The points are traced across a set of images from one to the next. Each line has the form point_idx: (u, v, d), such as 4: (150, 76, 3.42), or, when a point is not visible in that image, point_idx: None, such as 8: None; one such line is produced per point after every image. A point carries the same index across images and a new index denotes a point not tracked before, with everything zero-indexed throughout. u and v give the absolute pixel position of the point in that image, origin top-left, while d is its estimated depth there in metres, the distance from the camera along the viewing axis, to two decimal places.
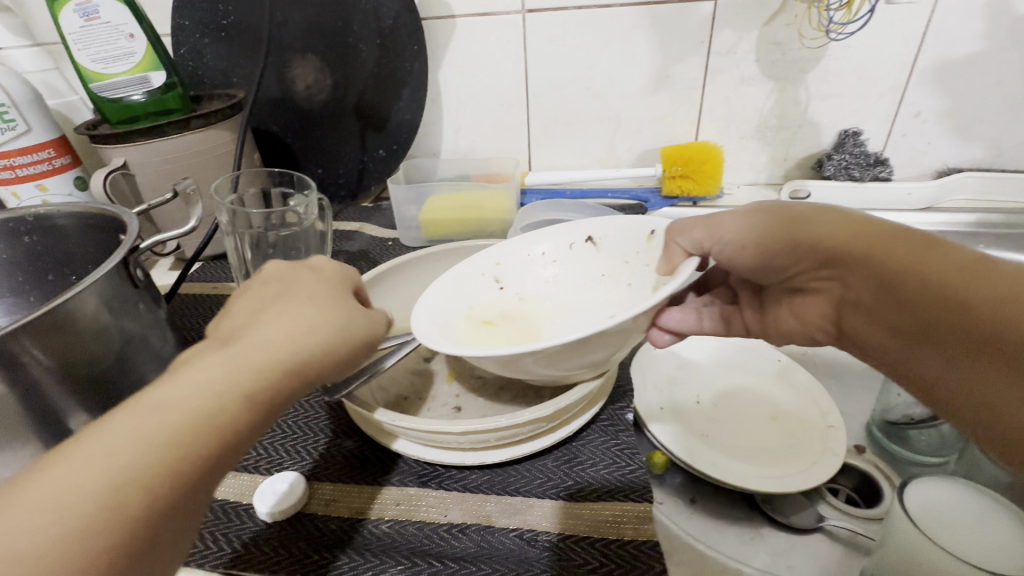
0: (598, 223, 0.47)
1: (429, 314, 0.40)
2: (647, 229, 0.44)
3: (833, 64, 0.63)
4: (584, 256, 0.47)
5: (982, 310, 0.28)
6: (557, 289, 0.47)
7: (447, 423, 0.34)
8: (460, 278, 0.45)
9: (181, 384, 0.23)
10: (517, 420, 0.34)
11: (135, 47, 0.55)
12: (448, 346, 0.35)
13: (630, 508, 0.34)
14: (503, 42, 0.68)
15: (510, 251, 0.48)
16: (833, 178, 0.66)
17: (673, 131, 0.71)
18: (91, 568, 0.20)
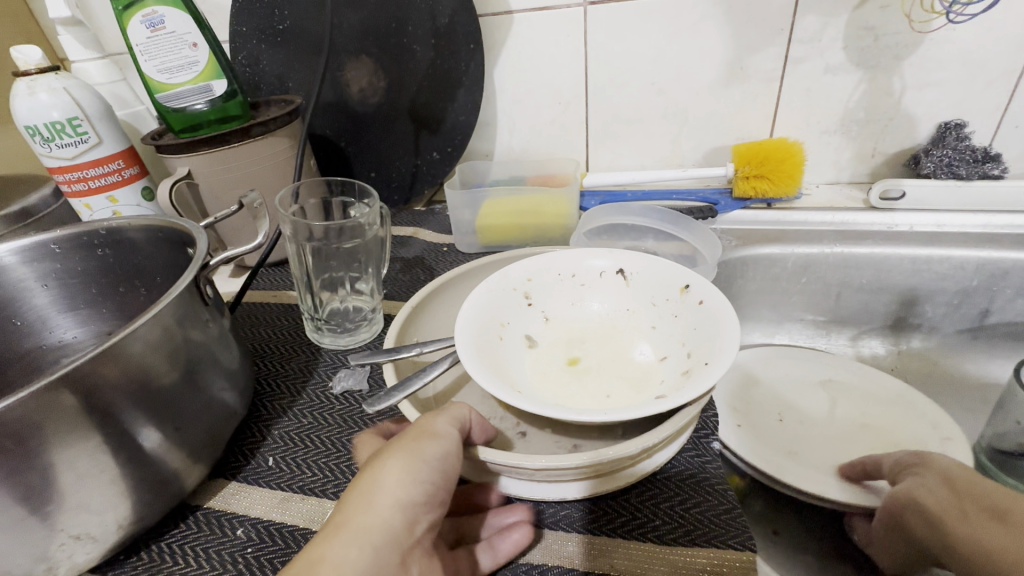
0: (633, 256, 0.45)
1: (470, 339, 0.37)
2: (680, 280, 0.41)
3: (934, 50, 0.57)
4: (612, 288, 0.45)
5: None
6: (581, 315, 0.45)
7: (527, 458, 0.31)
8: (491, 291, 0.41)
9: (363, 528, 0.26)
10: (602, 457, 0.31)
11: (198, 56, 0.55)
12: (494, 389, 0.32)
13: (730, 556, 0.31)
14: (564, 37, 0.65)
15: (542, 265, 0.45)
16: (932, 176, 0.59)
17: (745, 127, 0.66)
18: None
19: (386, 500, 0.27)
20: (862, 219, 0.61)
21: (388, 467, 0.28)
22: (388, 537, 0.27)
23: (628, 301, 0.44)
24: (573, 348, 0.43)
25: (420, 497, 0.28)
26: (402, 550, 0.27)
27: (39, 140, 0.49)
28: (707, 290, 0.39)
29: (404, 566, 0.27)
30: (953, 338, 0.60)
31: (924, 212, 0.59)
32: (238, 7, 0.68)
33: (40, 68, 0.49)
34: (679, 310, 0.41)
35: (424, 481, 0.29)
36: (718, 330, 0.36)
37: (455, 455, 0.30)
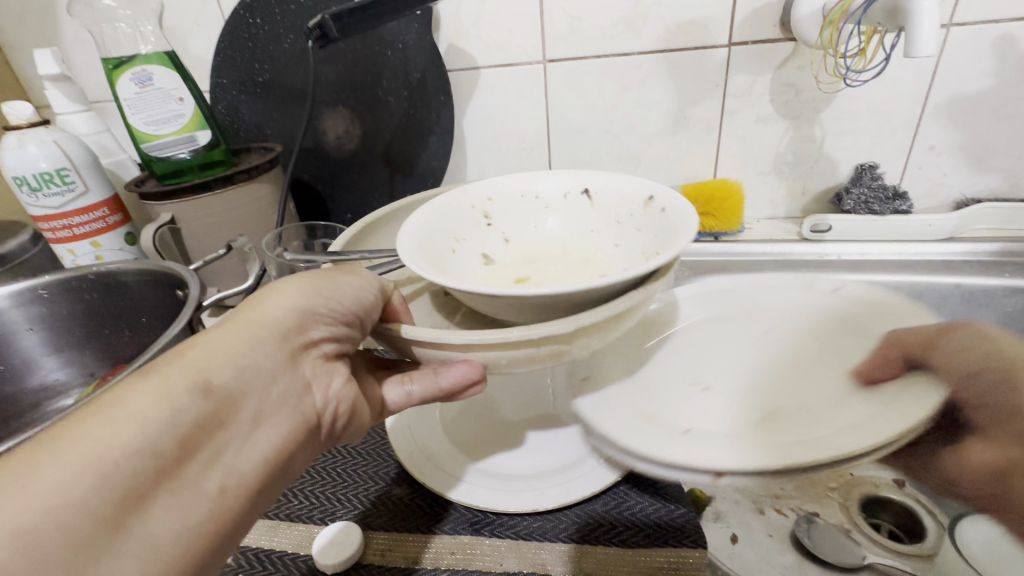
0: (598, 179, 0.50)
1: (417, 238, 0.41)
2: (643, 196, 0.45)
3: (847, 104, 0.65)
4: (576, 209, 0.49)
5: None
6: (541, 236, 0.49)
7: (450, 336, 0.32)
8: (450, 208, 0.47)
9: (252, 321, 0.29)
10: (530, 334, 0.30)
11: (184, 109, 0.58)
12: (427, 273, 0.34)
13: (685, 554, 0.34)
14: (526, 90, 0.72)
15: (504, 191, 0.50)
16: (853, 212, 0.67)
17: (691, 169, 0.73)
18: (155, 433, 0.24)
19: (280, 303, 0.30)
20: (797, 250, 0.68)
21: (288, 287, 0.31)
22: (273, 329, 0.29)
23: (593, 221, 0.49)
24: (530, 262, 0.47)
25: (321, 312, 0.31)
26: (289, 348, 0.30)
27: (26, 190, 0.52)
28: (666, 199, 0.43)
29: (294, 363, 0.30)
30: None
31: (850, 243, 0.67)
32: (219, 61, 0.72)
33: (32, 122, 0.51)
34: (639, 222, 0.44)
35: (325, 298, 0.32)
36: (676, 223, 0.39)
37: (368, 292, 0.34)
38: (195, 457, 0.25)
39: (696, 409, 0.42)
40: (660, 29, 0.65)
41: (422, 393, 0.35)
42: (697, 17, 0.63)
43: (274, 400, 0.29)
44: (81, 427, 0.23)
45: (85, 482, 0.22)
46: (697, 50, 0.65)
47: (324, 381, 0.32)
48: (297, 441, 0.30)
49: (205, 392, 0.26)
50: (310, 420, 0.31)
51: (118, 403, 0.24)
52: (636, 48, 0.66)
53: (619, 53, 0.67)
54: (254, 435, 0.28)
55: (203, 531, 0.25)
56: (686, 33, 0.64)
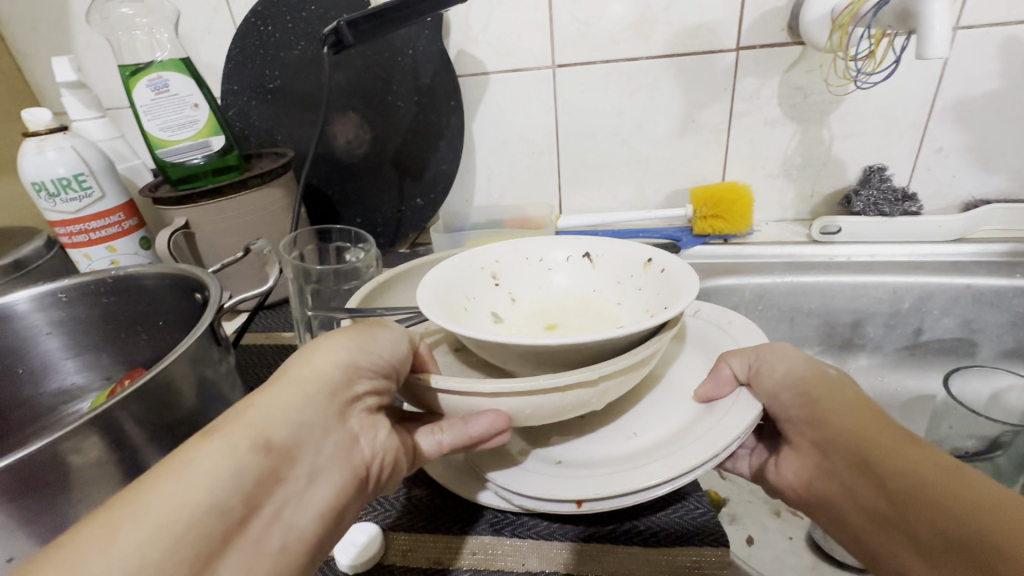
0: (598, 242, 0.50)
1: (434, 298, 0.40)
2: (642, 257, 0.46)
3: (854, 106, 0.66)
4: (579, 270, 0.50)
5: (960, 519, 0.28)
6: (547, 295, 0.49)
7: (478, 384, 0.32)
8: (462, 268, 0.46)
9: (300, 376, 0.30)
10: (557, 382, 0.31)
11: (199, 115, 0.59)
12: (453, 326, 0.34)
13: (707, 553, 0.34)
14: (534, 95, 0.72)
15: (509, 251, 0.50)
16: (862, 213, 0.67)
17: (700, 172, 0.74)
18: (221, 496, 0.24)
19: (325, 358, 0.31)
20: (807, 251, 0.68)
21: (333, 341, 0.32)
22: (323, 386, 0.30)
23: (596, 282, 0.49)
24: (539, 322, 0.46)
25: (366, 364, 0.32)
26: (337, 405, 0.30)
27: (44, 195, 0.52)
28: (666, 260, 0.44)
29: (342, 417, 0.30)
30: (894, 355, 0.67)
31: (859, 244, 0.67)
32: (230, 68, 0.72)
33: (50, 129, 0.52)
34: (642, 281, 0.45)
35: (369, 354, 0.32)
36: (680, 279, 0.40)
37: (405, 345, 0.34)
38: (258, 517, 0.25)
39: (596, 437, 0.38)
40: (668, 33, 0.65)
41: (453, 442, 0.34)
42: (705, 22, 0.64)
43: (327, 455, 0.29)
44: (149, 492, 0.23)
45: (160, 546, 0.22)
46: (706, 54, 0.66)
47: (369, 433, 0.32)
48: (348, 497, 0.30)
49: (264, 451, 0.26)
50: (359, 474, 0.31)
51: (186, 463, 0.24)
52: (645, 52, 0.67)
53: (628, 57, 0.68)
54: (310, 492, 0.28)
55: None
56: (694, 37, 0.65)
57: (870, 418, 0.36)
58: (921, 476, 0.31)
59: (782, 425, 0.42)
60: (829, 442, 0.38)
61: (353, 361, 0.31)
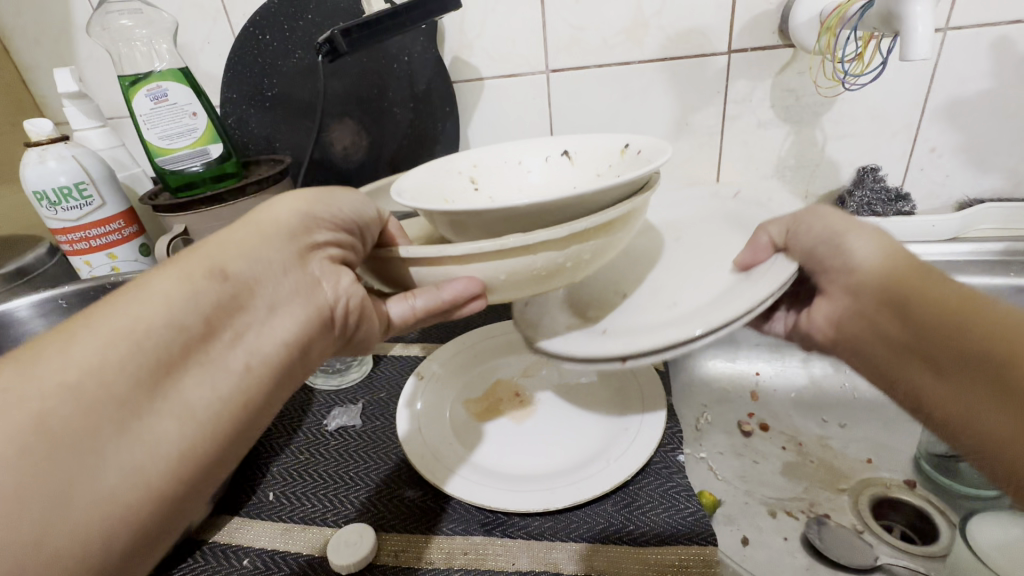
0: (574, 140, 0.51)
1: (409, 191, 0.42)
2: (618, 145, 0.46)
3: (846, 108, 0.66)
4: (557, 168, 0.50)
5: (989, 344, 0.31)
6: (524, 194, 0.50)
7: (448, 249, 0.32)
8: (437, 171, 0.48)
9: (258, 223, 0.31)
10: (528, 241, 0.31)
11: (197, 123, 0.60)
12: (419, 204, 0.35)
13: (696, 551, 0.34)
14: (529, 99, 0.73)
15: (486, 158, 0.51)
16: (856, 214, 0.67)
17: (695, 175, 0.74)
18: (178, 313, 0.26)
19: (282, 208, 0.32)
20: None
21: (291, 195, 0.33)
22: (280, 230, 0.31)
23: (573, 177, 0.50)
24: None
25: (322, 213, 0.33)
26: (297, 248, 0.32)
27: (45, 204, 0.53)
28: (641, 143, 0.44)
29: (303, 260, 0.32)
30: None
31: None
32: (228, 77, 0.73)
33: (51, 138, 0.53)
34: (615, 168, 0.45)
35: (325, 208, 0.34)
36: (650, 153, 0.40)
37: (367, 207, 0.36)
38: (217, 337, 0.27)
39: (635, 311, 0.43)
40: (661, 37, 0.66)
41: (426, 305, 0.36)
42: (697, 26, 0.65)
43: (286, 289, 0.30)
44: (110, 311, 0.25)
45: (119, 352, 0.24)
46: (698, 58, 0.66)
47: (332, 279, 0.33)
48: (314, 331, 0.32)
49: (219, 279, 0.28)
50: (324, 313, 0.32)
51: (145, 287, 0.26)
52: (638, 56, 0.68)
53: (621, 61, 0.68)
54: (272, 323, 0.29)
55: (234, 402, 0.27)
56: (686, 41, 0.66)
57: (920, 274, 0.37)
58: (973, 309, 0.33)
59: (816, 276, 0.42)
60: (859, 285, 0.39)
61: (309, 215, 0.33)
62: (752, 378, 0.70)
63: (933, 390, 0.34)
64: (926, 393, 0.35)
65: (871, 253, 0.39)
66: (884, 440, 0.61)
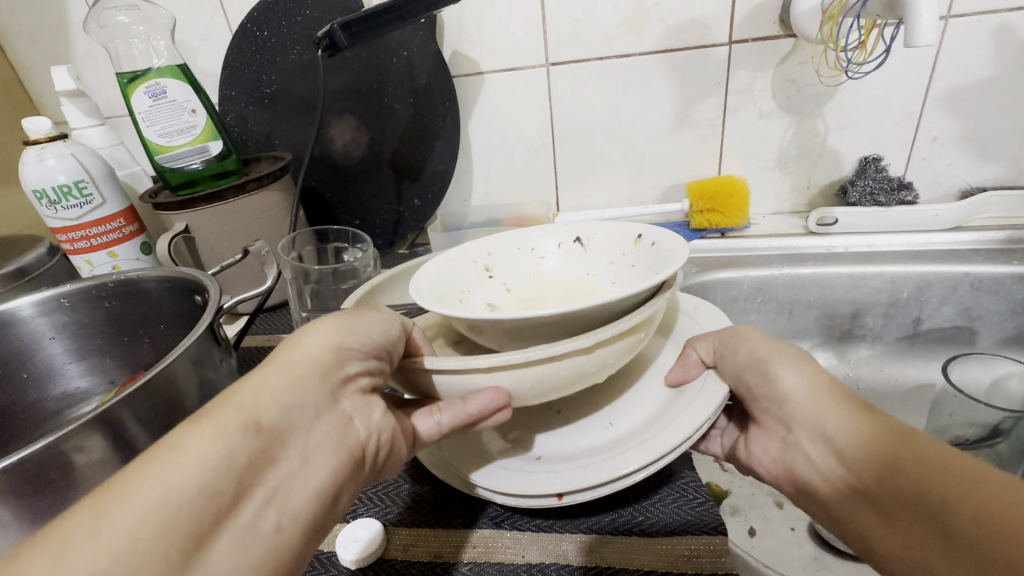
0: (588, 227, 0.52)
1: (427, 288, 0.41)
2: (633, 234, 0.47)
3: (848, 97, 0.66)
4: (571, 257, 0.51)
5: (942, 501, 0.29)
6: (539, 282, 0.50)
7: (472, 361, 0.32)
8: (453, 262, 0.47)
9: (292, 360, 0.30)
10: (554, 351, 0.31)
11: (196, 120, 0.60)
12: (442, 307, 0.35)
13: (706, 542, 0.34)
14: (529, 94, 0.73)
15: (499, 245, 0.51)
16: (859, 204, 0.67)
17: (696, 167, 0.74)
18: (212, 479, 0.24)
19: (315, 341, 0.31)
20: (804, 244, 0.68)
21: (320, 326, 0.32)
22: (314, 367, 0.30)
23: (588, 266, 0.50)
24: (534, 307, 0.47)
25: (356, 345, 0.32)
26: (331, 386, 0.30)
27: (45, 203, 0.53)
28: (656, 233, 0.45)
29: (336, 400, 0.31)
30: (893, 345, 0.67)
31: (856, 235, 0.67)
32: (227, 74, 0.73)
33: (50, 137, 0.53)
34: (633, 259, 0.46)
35: (358, 336, 0.32)
36: (670, 249, 0.41)
37: (394, 327, 0.34)
38: (251, 499, 0.25)
39: (575, 430, 0.39)
40: (661, 29, 0.66)
41: (453, 421, 0.34)
42: (697, 16, 0.64)
43: (320, 437, 0.29)
44: (139, 477, 0.23)
45: (150, 528, 0.22)
46: (699, 49, 0.66)
47: (363, 416, 0.32)
48: (344, 476, 0.30)
49: (255, 433, 0.26)
50: (354, 454, 0.31)
51: (178, 446, 0.24)
52: (638, 48, 0.67)
53: (621, 53, 0.68)
54: (305, 474, 0.28)
55: (264, 563, 0.25)
56: (687, 32, 0.65)
57: (854, 409, 0.36)
58: (915, 458, 0.31)
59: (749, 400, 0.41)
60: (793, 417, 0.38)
61: (341, 343, 0.31)
62: None
63: (888, 544, 0.31)
64: (880, 545, 0.32)
65: (799, 384, 0.37)
66: None
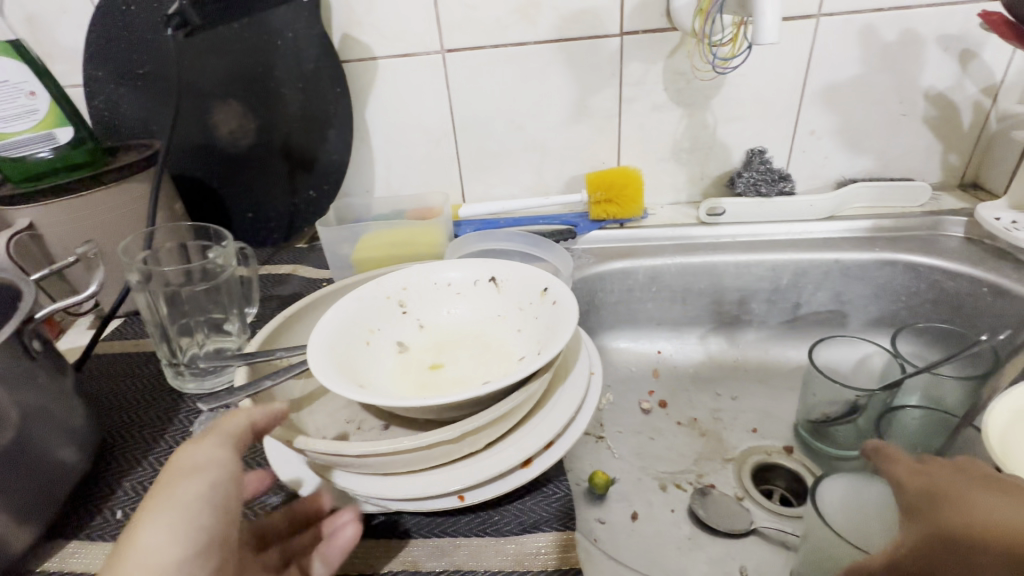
0: (505, 265, 0.47)
1: (325, 342, 0.39)
2: (540, 285, 0.44)
3: (733, 91, 0.68)
4: (483, 295, 0.47)
5: None
6: (454, 319, 0.47)
7: (343, 445, 0.32)
8: (360, 300, 0.44)
9: None
10: (420, 442, 0.32)
11: (36, 104, 0.54)
12: (332, 383, 0.34)
13: (556, 537, 0.35)
14: (426, 82, 0.70)
15: (419, 276, 0.48)
16: (744, 194, 0.70)
17: (595, 158, 0.74)
18: None
19: (144, 559, 0.28)
20: (695, 233, 0.71)
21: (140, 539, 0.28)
22: None
23: (500, 307, 0.47)
24: (445, 353, 0.45)
25: (191, 542, 0.29)
26: None
27: None
28: (560, 292, 0.42)
29: None
30: (777, 329, 0.70)
31: (741, 225, 0.70)
32: (90, 52, 0.66)
33: None
34: (538, 312, 0.43)
35: (189, 521, 0.30)
36: (560, 326, 0.38)
37: (219, 477, 0.32)
38: None
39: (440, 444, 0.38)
40: (554, 18, 0.65)
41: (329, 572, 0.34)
42: (589, 6, 0.64)
43: None
44: None
45: None
46: (591, 39, 0.66)
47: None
48: None
49: None
50: None
51: None
52: (533, 37, 0.67)
53: (516, 42, 0.67)
54: None
55: None
56: (579, 22, 0.65)
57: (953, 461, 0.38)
58: None
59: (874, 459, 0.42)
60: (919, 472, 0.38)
61: (176, 546, 0.29)
62: (654, 356, 0.71)
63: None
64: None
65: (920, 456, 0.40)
66: (769, 409, 0.65)
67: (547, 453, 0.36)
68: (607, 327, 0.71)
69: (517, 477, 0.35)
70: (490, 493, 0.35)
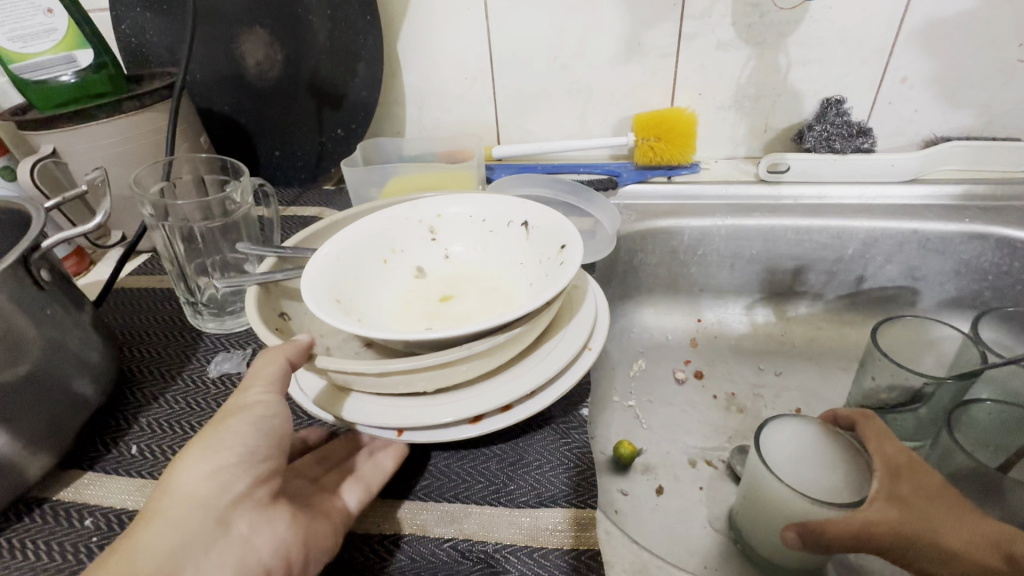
0: (541, 210, 0.42)
1: (337, 250, 0.39)
2: (561, 241, 0.38)
3: (813, 28, 0.59)
4: (512, 239, 0.43)
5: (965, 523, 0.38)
6: (482, 258, 0.44)
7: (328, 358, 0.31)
8: (391, 218, 0.43)
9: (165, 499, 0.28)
10: (360, 372, 0.30)
11: (56, 23, 0.50)
12: (309, 292, 0.34)
13: (574, 514, 0.33)
14: (463, 11, 0.64)
15: (458, 205, 0.45)
16: (813, 151, 0.62)
17: (646, 103, 0.67)
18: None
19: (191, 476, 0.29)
20: (751, 192, 0.64)
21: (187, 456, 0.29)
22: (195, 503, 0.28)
23: (524, 255, 0.42)
24: (454, 288, 0.43)
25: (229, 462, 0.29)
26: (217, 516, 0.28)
27: None
28: (571, 254, 0.36)
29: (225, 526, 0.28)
30: (834, 304, 0.64)
31: (807, 184, 0.62)
32: None
33: None
34: (550, 270, 0.38)
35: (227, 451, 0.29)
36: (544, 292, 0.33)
37: (268, 419, 0.31)
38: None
39: None
40: None
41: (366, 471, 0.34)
42: None
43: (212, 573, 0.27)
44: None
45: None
46: None
47: (262, 530, 0.29)
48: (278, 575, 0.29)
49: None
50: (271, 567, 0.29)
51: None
52: None
53: None
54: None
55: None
56: None
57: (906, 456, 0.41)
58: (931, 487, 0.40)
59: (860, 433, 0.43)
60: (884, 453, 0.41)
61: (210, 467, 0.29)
62: (693, 325, 0.66)
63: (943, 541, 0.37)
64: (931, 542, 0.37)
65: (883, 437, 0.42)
66: (816, 390, 0.59)
67: (501, 416, 0.33)
68: (644, 291, 0.66)
69: (460, 432, 0.33)
70: (426, 439, 0.33)
